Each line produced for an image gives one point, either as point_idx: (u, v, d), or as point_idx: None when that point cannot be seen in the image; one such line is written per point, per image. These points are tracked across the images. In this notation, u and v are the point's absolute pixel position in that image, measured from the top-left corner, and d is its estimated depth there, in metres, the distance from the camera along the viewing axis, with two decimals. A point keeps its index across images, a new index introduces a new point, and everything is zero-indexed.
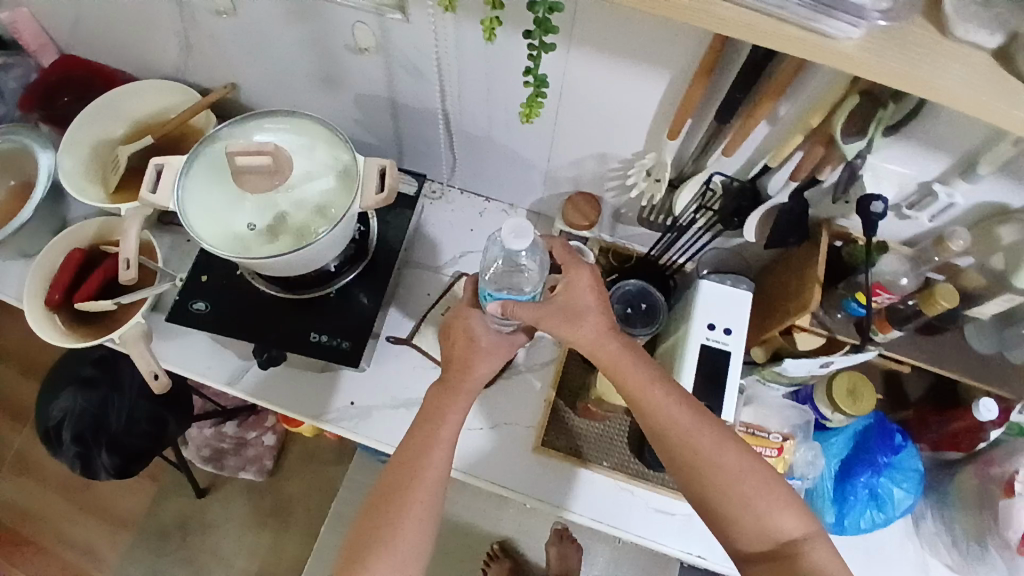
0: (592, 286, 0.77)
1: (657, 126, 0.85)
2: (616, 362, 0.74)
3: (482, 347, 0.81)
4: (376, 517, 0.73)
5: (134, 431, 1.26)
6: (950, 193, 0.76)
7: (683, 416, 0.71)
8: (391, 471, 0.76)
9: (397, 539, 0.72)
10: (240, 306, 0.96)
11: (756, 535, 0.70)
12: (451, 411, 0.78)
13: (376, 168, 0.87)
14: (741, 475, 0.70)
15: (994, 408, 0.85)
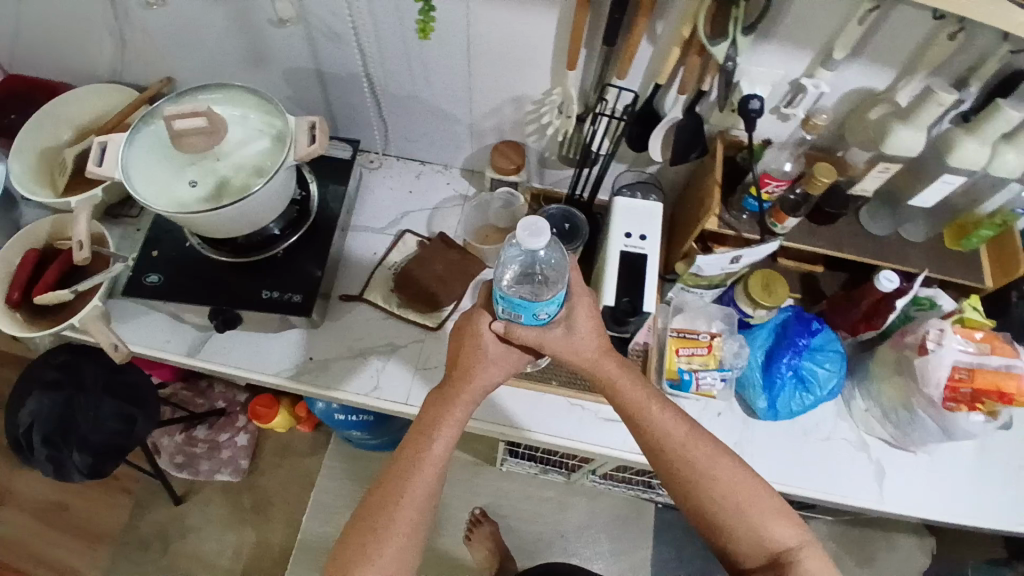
0: (593, 310, 0.82)
1: (557, 59, 0.94)
2: (614, 380, 0.82)
3: (491, 356, 0.83)
4: (360, 526, 0.78)
5: (103, 428, 1.29)
6: (816, 84, 0.86)
7: (677, 433, 0.80)
8: (382, 480, 0.80)
9: (389, 547, 0.77)
10: (193, 275, 1.03)
11: (751, 544, 0.79)
12: (446, 422, 0.81)
13: (307, 124, 0.94)
14: (736, 488, 0.79)
15: (894, 277, 0.93)
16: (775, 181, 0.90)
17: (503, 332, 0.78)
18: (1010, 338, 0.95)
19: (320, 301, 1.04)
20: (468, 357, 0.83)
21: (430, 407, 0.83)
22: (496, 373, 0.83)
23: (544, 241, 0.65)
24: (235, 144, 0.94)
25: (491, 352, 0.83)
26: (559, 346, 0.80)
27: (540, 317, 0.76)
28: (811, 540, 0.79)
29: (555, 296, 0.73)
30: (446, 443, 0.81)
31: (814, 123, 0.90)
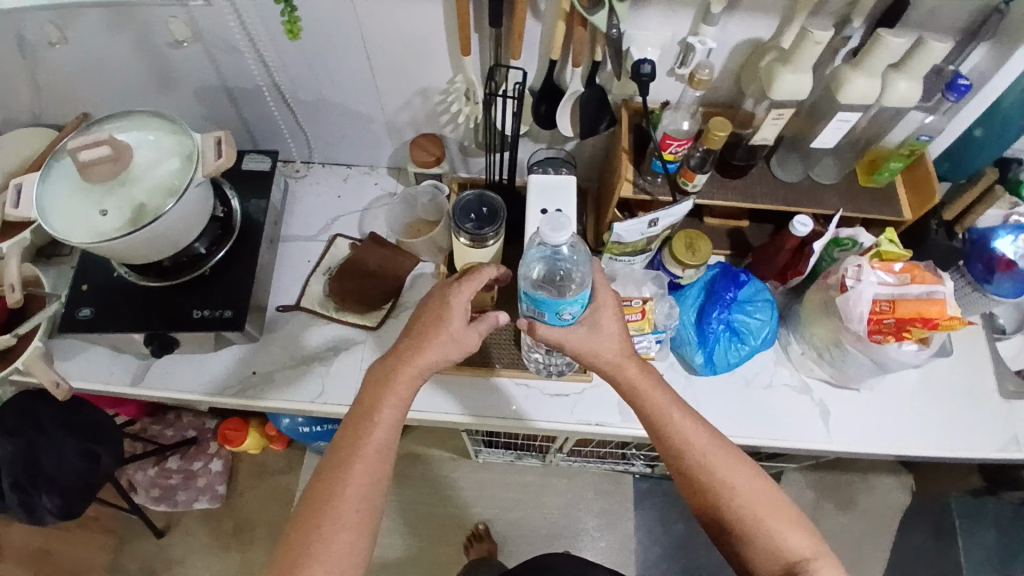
0: (616, 312, 0.84)
1: (452, 46, 0.95)
2: (636, 385, 0.82)
3: (450, 333, 0.80)
4: (302, 521, 0.73)
5: (68, 467, 1.30)
6: (702, 40, 0.87)
7: (698, 438, 0.79)
8: (325, 467, 0.76)
9: (331, 542, 0.72)
10: (124, 303, 1.03)
11: (768, 554, 0.75)
12: (392, 402, 0.78)
13: (212, 139, 0.94)
14: (753, 496, 0.77)
15: (808, 221, 0.94)
16: (675, 142, 0.91)
17: (526, 328, 0.82)
18: (932, 266, 0.94)
19: (253, 314, 1.05)
20: (427, 333, 0.80)
21: (375, 384, 0.80)
22: (451, 351, 0.81)
23: (564, 237, 0.73)
24: (144, 168, 0.94)
25: (450, 326, 0.80)
26: (582, 347, 0.82)
27: (564, 316, 0.79)
28: (829, 553, 0.75)
29: (578, 295, 0.77)
30: (389, 430, 0.77)
31: (698, 78, 0.84)
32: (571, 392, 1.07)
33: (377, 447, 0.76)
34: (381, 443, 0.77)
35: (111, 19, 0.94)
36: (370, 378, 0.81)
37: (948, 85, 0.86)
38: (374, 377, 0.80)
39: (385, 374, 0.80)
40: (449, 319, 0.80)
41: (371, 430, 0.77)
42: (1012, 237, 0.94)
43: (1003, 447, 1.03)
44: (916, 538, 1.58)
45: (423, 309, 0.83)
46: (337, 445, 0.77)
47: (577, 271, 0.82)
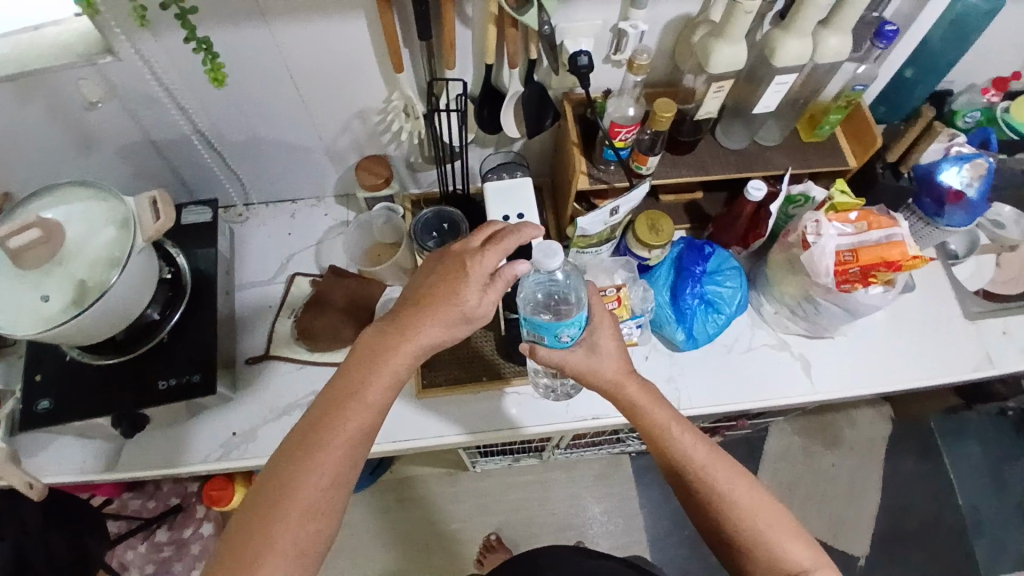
0: (614, 331, 0.85)
1: (383, 65, 0.92)
2: (637, 403, 0.83)
3: (462, 306, 0.70)
4: (251, 510, 0.62)
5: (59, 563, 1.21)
6: (634, 24, 0.87)
7: (698, 454, 0.78)
8: (289, 446, 0.65)
9: (289, 534, 0.62)
10: (84, 387, 0.97)
11: (769, 566, 0.73)
12: (385, 374, 0.68)
13: (147, 200, 0.88)
14: (754, 509, 0.75)
15: (761, 185, 0.96)
16: (625, 129, 0.90)
17: (528, 352, 0.84)
18: (885, 210, 0.96)
19: (222, 371, 1.00)
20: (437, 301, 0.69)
21: (365, 356, 0.69)
22: (456, 325, 0.71)
23: (556, 265, 0.70)
24: (78, 243, 0.88)
25: (464, 297, 0.70)
26: (581, 367, 0.84)
27: (564, 339, 0.81)
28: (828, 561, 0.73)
29: (574, 317, 0.79)
30: (375, 409, 0.67)
31: (637, 64, 0.82)
32: (562, 391, 1.07)
33: (354, 426, 0.66)
34: (360, 423, 0.66)
35: (13, 93, 0.87)
36: (361, 345, 0.70)
37: (876, 32, 0.89)
38: (365, 345, 0.69)
39: (382, 345, 0.69)
40: (464, 288, 0.70)
41: (349, 405, 0.66)
42: (957, 168, 0.95)
43: (977, 366, 1.08)
44: (904, 461, 1.65)
45: (438, 272, 0.72)
46: (310, 420, 0.66)
47: (574, 294, 0.85)
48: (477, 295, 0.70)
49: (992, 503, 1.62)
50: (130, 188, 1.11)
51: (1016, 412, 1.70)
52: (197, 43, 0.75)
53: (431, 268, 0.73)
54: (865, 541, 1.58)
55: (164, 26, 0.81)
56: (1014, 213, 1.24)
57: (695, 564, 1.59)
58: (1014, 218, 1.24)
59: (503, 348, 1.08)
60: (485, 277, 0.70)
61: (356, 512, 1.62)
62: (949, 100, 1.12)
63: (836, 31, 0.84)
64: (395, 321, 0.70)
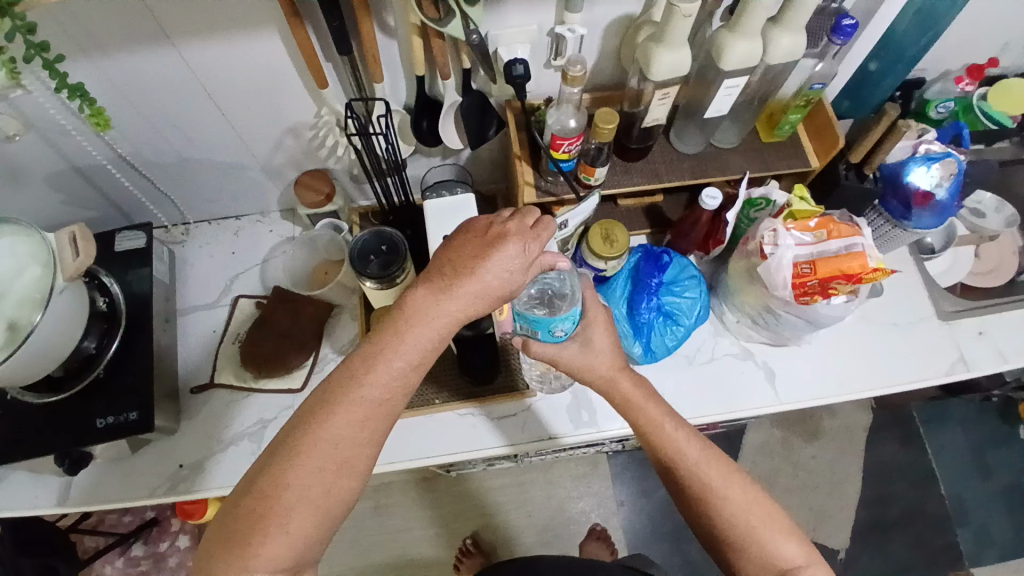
0: (609, 326, 0.78)
1: (307, 80, 0.86)
2: (630, 399, 0.77)
3: (515, 283, 0.62)
4: (279, 453, 0.59)
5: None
6: (570, 28, 0.81)
7: (691, 449, 0.74)
8: (323, 396, 0.59)
9: (319, 484, 0.58)
10: (21, 428, 0.92)
11: (759, 564, 0.70)
12: (429, 331, 0.61)
13: (66, 235, 0.81)
14: (746, 507, 0.71)
15: (715, 195, 0.91)
16: (567, 141, 0.83)
17: (521, 345, 0.77)
18: (846, 217, 0.91)
19: (163, 405, 0.97)
20: (494, 268, 0.61)
21: (409, 311, 0.60)
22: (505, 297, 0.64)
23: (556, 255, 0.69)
24: (6, 282, 0.82)
25: (520, 272, 0.62)
26: (575, 365, 0.77)
27: (558, 334, 0.73)
28: (820, 558, 0.71)
29: (568, 311, 0.71)
30: (413, 369, 0.61)
31: (570, 76, 0.77)
32: (517, 411, 1.03)
33: (392, 385, 0.60)
34: (401, 381, 0.60)
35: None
36: (407, 299, 0.61)
37: (834, 27, 0.81)
38: (412, 299, 0.61)
39: (430, 304, 0.61)
40: (520, 261, 0.62)
41: (392, 359, 0.60)
42: (925, 167, 0.90)
43: (949, 369, 1.04)
44: (886, 452, 1.62)
45: (496, 234, 0.63)
46: (349, 371, 0.60)
47: (569, 287, 0.75)
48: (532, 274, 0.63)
49: (971, 488, 1.61)
50: (64, 215, 1.05)
51: (1000, 399, 1.66)
52: (72, 91, 0.67)
53: (479, 232, 0.64)
54: (846, 532, 1.57)
55: (70, 57, 0.75)
56: (995, 200, 1.20)
57: (676, 560, 1.58)
58: (995, 206, 1.19)
59: (456, 368, 1.03)
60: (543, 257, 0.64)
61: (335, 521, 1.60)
62: (920, 90, 1.07)
63: (788, 30, 0.78)
64: (443, 278, 0.61)
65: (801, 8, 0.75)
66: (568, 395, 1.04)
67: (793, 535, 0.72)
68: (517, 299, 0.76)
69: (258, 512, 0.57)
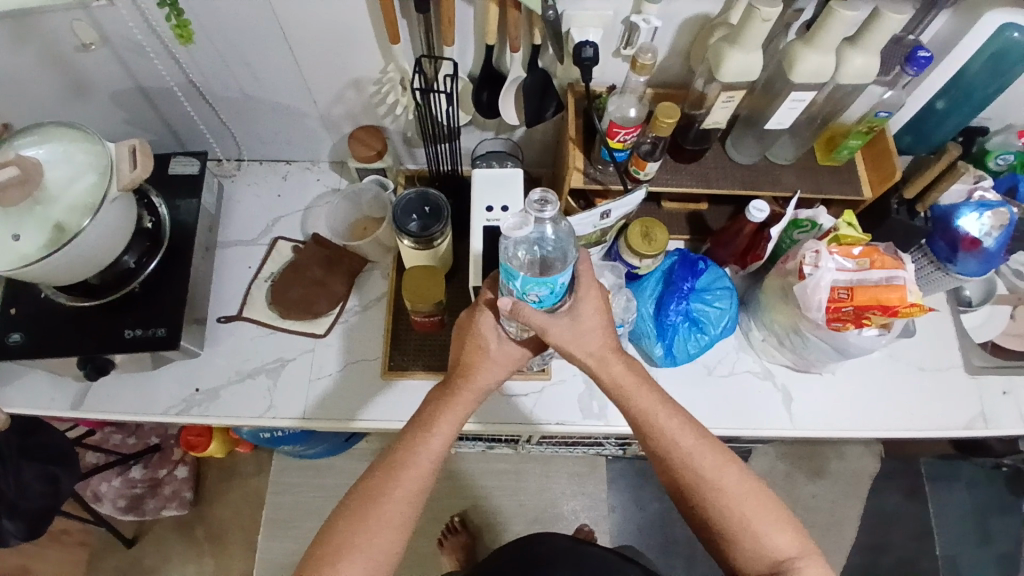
0: (601, 302, 0.76)
1: (379, 34, 0.88)
2: (623, 384, 0.76)
3: (492, 352, 0.79)
4: (343, 519, 0.71)
5: (27, 494, 1.20)
6: (646, 19, 0.81)
7: (684, 437, 0.74)
8: (369, 476, 0.74)
9: (372, 544, 0.70)
10: (51, 328, 0.94)
11: (751, 555, 0.71)
12: (444, 419, 0.76)
13: (127, 148, 0.85)
14: (741, 497, 0.72)
15: (763, 207, 0.91)
16: (624, 130, 0.85)
17: (510, 309, 0.70)
18: (891, 249, 0.89)
19: (190, 328, 0.99)
20: (467, 350, 0.79)
21: (429, 406, 0.78)
22: (500, 371, 0.79)
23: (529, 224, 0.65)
24: (60, 184, 0.85)
25: (491, 345, 0.79)
26: (563, 337, 0.74)
27: (531, 298, 0.71)
28: (816, 551, 0.72)
29: (552, 279, 0.68)
30: (443, 443, 0.76)
31: (640, 64, 0.77)
32: (531, 392, 1.02)
33: (427, 460, 0.74)
34: (431, 456, 0.75)
35: (5, 32, 0.85)
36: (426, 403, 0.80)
37: (907, 57, 0.79)
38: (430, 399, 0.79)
39: (438, 399, 0.78)
40: (487, 337, 0.78)
41: (424, 439, 0.75)
42: (977, 214, 0.88)
43: (968, 424, 1.02)
44: (889, 502, 1.59)
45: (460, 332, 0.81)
46: (387, 457, 0.75)
47: (560, 253, 0.72)
48: (496, 339, 0.79)
49: (970, 553, 1.57)
50: (125, 132, 1.08)
51: (1011, 469, 1.62)
52: None
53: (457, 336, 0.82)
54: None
55: None
56: None
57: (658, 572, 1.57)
58: None
59: None
60: (496, 324, 0.79)
61: (331, 478, 1.60)
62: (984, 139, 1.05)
63: (864, 52, 0.77)
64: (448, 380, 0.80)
65: (878, 31, 0.74)
66: (582, 383, 1.03)
67: (789, 526, 0.73)
68: (509, 259, 0.70)
69: (319, 560, 0.69)
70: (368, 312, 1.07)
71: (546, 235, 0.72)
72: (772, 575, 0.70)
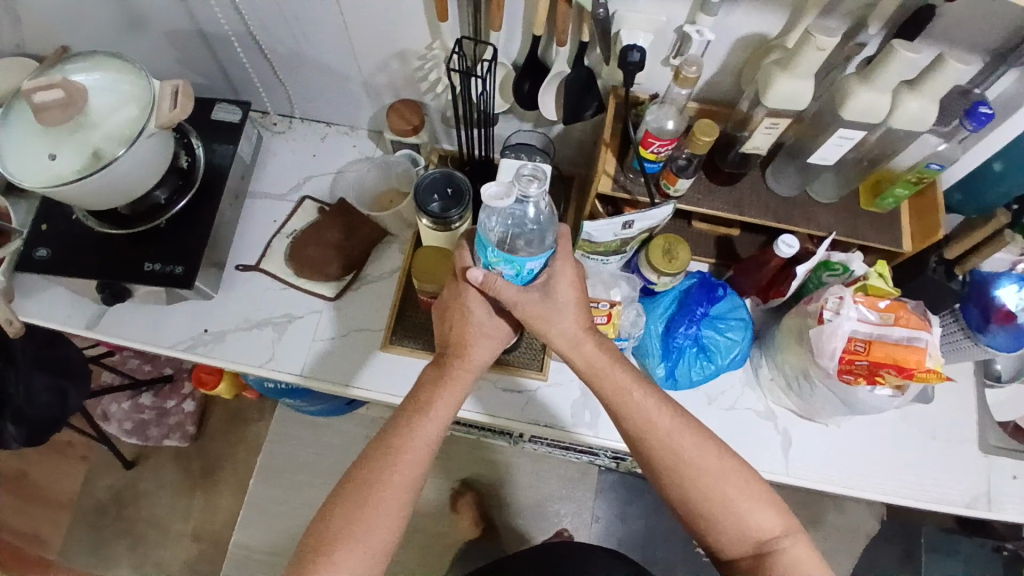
0: (575, 279, 0.78)
1: (428, 10, 0.87)
2: (595, 365, 0.79)
3: (479, 329, 0.80)
4: (351, 499, 0.74)
5: (38, 400, 1.26)
6: (699, 30, 0.79)
7: (662, 418, 0.76)
8: (368, 456, 0.77)
9: (376, 524, 0.74)
10: (78, 249, 0.98)
11: (735, 533, 0.76)
12: (439, 401, 0.79)
13: (170, 88, 0.87)
14: (722, 477, 0.75)
15: (793, 242, 0.87)
16: (658, 142, 0.82)
17: (479, 283, 0.74)
18: (921, 308, 0.84)
19: (206, 270, 1.01)
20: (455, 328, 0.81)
21: (423, 387, 0.80)
22: (491, 347, 0.82)
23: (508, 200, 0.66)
24: (104, 111, 0.88)
25: (479, 322, 0.80)
26: (532, 311, 0.76)
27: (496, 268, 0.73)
28: (798, 529, 0.76)
29: (516, 260, 0.69)
30: (439, 424, 0.78)
31: (682, 76, 0.74)
32: (525, 390, 1.01)
33: (424, 442, 0.77)
34: (428, 437, 0.78)
35: None
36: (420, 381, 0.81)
37: (967, 111, 0.74)
38: (423, 380, 0.81)
39: (430, 380, 0.81)
40: (474, 316, 0.80)
41: (420, 422, 0.78)
42: (1018, 287, 0.85)
43: (969, 502, 0.97)
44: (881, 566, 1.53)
45: (444, 307, 0.82)
46: (383, 440, 0.77)
47: (539, 235, 0.73)
48: (483, 316, 0.80)
49: None
50: (178, 72, 1.11)
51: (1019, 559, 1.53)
52: None
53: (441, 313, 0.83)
54: None
55: None
56: None
57: None
58: None
59: None
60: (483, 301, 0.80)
61: (326, 438, 1.63)
62: None
63: (922, 97, 0.72)
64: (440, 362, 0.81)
65: (941, 76, 0.69)
66: (578, 390, 1.01)
67: (770, 507, 0.76)
68: (485, 232, 0.71)
69: (329, 538, 0.73)
70: (379, 283, 1.08)
71: (528, 215, 0.73)
72: (755, 553, 0.75)
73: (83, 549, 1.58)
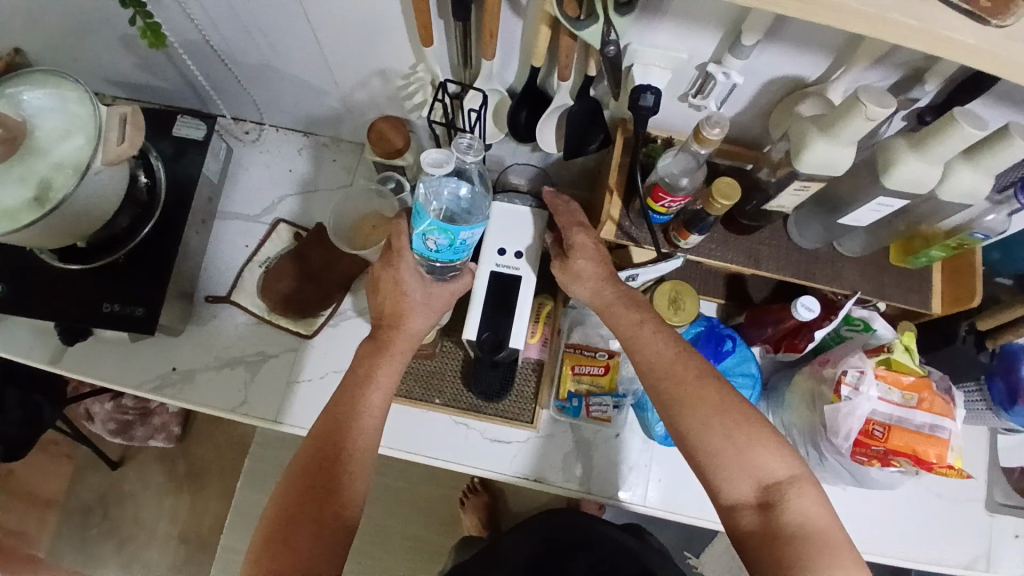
0: (593, 245, 0.78)
1: (412, 32, 0.76)
2: (609, 304, 0.76)
3: (414, 301, 0.77)
4: (305, 479, 0.69)
5: None
6: (725, 73, 0.68)
7: (666, 349, 0.72)
8: (319, 434, 0.72)
9: (333, 505, 0.68)
10: (29, 285, 0.89)
11: (736, 469, 0.66)
12: (382, 372, 0.76)
13: (118, 116, 0.76)
14: (721, 408, 0.68)
15: (812, 306, 0.80)
16: (669, 197, 0.72)
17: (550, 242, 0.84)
18: (946, 384, 0.78)
19: (171, 307, 0.93)
20: (387, 296, 0.77)
21: (362, 363, 0.77)
22: (429, 316, 0.78)
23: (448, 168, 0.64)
24: (50, 141, 0.77)
25: (413, 296, 0.77)
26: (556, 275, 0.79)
27: (429, 244, 0.70)
28: (809, 474, 0.67)
29: (450, 229, 0.67)
30: (386, 393, 0.75)
31: (704, 136, 0.65)
32: (514, 440, 0.95)
33: (373, 414, 0.74)
34: (377, 409, 0.74)
35: None
36: (358, 359, 0.78)
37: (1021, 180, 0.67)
38: (361, 357, 0.78)
39: (372, 354, 0.77)
40: (409, 288, 0.77)
41: (367, 394, 0.74)
42: None
43: (968, 564, 0.92)
44: None
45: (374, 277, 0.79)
46: (332, 417, 0.73)
47: (472, 211, 0.72)
48: (416, 285, 0.77)
49: None
50: (138, 76, 1.00)
51: None
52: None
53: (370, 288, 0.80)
54: None
55: None
56: None
57: None
58: None
59: (469, 372, 0.96)
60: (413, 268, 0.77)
61: None
62: None
63: (977, 168, 0.63)
64: (379, 340, 0.78)
65: (1002, 153, 0.59)
66: (571, 442, 0.95)
67: (778, 448, 0.67)
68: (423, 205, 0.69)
69: (286, 527, 0.67)
70: (359, 319, 1.00)
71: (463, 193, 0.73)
72: (761, 496, 0.66)
73: (70, 549, 1.56)
